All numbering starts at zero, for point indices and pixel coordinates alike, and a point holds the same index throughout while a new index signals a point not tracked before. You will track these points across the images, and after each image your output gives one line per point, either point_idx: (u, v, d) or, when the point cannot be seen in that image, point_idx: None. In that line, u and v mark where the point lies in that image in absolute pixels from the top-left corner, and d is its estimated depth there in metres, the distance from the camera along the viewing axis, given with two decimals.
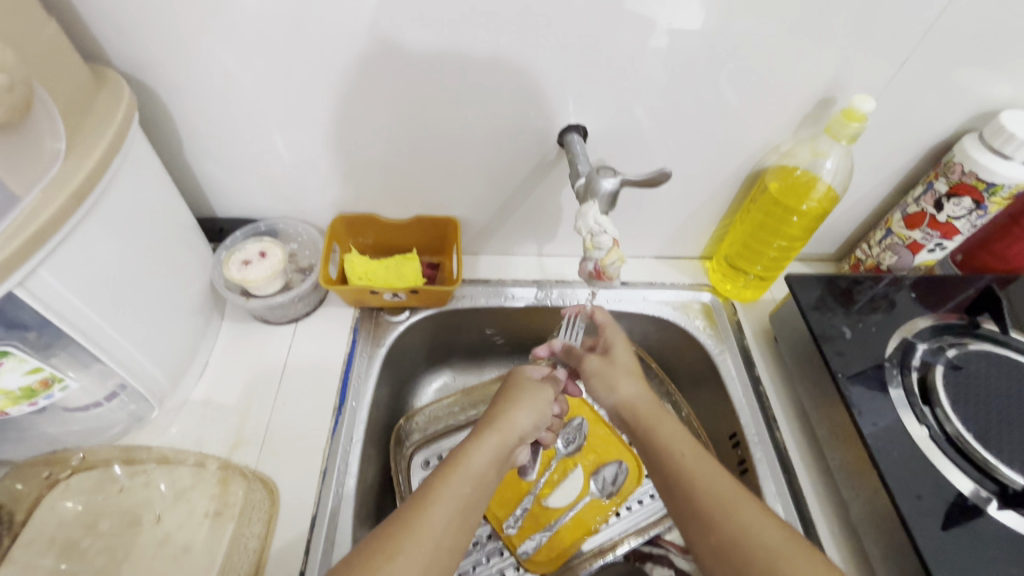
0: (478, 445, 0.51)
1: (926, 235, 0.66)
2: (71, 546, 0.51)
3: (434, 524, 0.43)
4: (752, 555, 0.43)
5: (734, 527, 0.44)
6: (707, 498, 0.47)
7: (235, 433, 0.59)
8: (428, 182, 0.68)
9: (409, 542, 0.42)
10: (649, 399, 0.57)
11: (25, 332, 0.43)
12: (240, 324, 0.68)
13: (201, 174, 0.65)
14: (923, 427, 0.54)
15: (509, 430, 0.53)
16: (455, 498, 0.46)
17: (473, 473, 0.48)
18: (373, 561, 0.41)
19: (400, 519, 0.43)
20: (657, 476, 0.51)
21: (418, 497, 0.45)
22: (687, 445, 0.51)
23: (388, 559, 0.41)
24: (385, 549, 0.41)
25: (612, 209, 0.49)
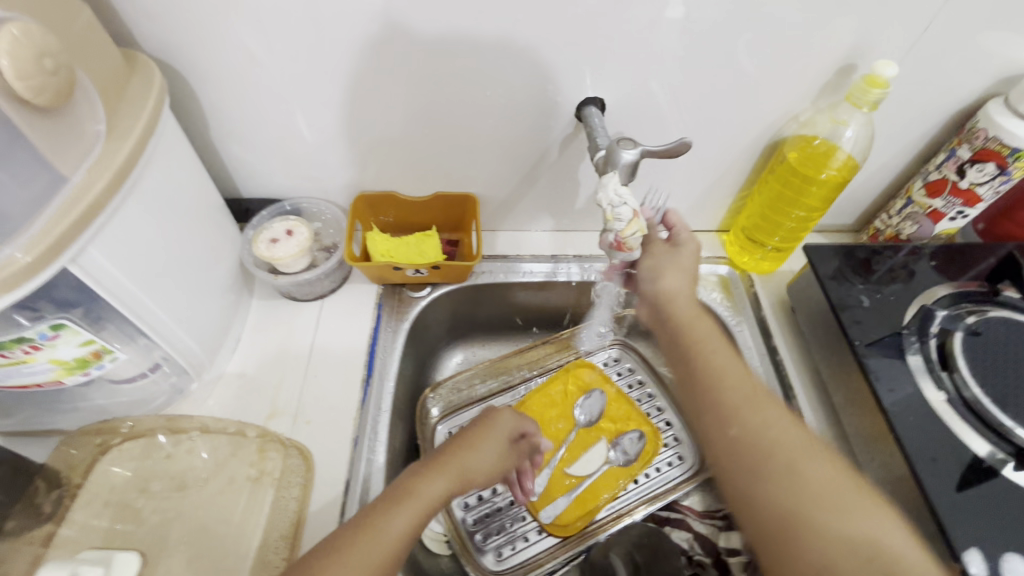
0: (434, 476, 0.51)
1: (947, 202, 0.65)
2: (122, 509, 0.54)
3: (375, 556, 0.44)
4: (766, 450, 0.44)
5: (759, 424, 0.45)
6: (730, 394, 0.47)
7: (270, 404, 0.62)
8: (446, 159, 0.69)
9: (349, 566, 0.43)
10: (687, 292, 0.55)
11: (73, 308, 0.45)
12: (269, 301, 0.70)
13: (227, 156, 0.67)
14: (940, 392, 0.55)
15: (469, 467, 0.54)
16: (399, 531, 0.46)
17: (423, 503, 0.49)
18: (322, 573, 0.42)
19: (342, 545, 0.44)
20: (678, 366, 0.52)
21: (367, 518, 0.46)
22: (716, 345, 0.51)
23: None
24: (329, 566, 0.43)
25: (631, 180, 0.50)
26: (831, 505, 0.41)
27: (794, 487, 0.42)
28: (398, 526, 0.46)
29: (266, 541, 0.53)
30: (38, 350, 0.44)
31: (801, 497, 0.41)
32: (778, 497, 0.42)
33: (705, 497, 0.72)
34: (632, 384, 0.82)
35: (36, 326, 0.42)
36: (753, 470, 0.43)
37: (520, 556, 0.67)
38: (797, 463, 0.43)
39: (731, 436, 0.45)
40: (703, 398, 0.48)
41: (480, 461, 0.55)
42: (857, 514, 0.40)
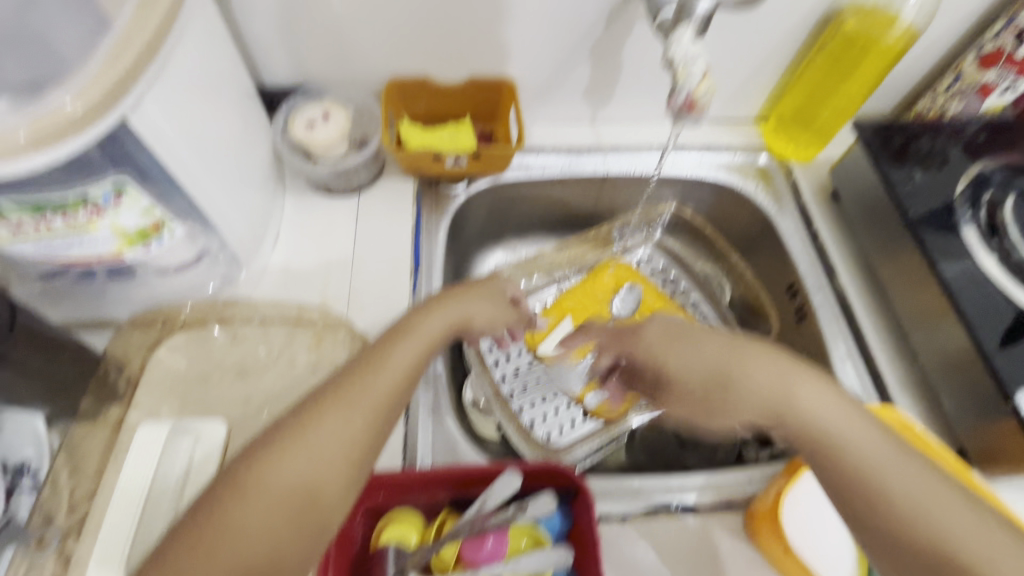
0: (427, 316, 0.50)
1: (1000, 74, 0.64)
2: (187, 395, 0.54)
3: (380, 385, 0.43)
4: (856, 470, 0.44)
5: (822, 432, 0.46)
6: (752, 408, 0.49)
7: (321, 295, 0.61)
8: (484, 36, 0.65)
9: (352, 394, 0.42)
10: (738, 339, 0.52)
11: (146, 175, 0.43)
12: (304, 196, 0.67)
13: (248, 35, 0.62)
14: (992, 255, 0.57)
15: (461, 308, 0.53)
16: (404, 361, 0.46)
17: (424, 340, 0.48)
18: (320, 406, 0.41)
19: (345, 377, 0.43)
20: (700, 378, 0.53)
21: (366, 355, 0.46)
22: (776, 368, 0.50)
23: (336, 408, 0.41)
24: (322, 400, 0.41)
25: (703, 35, 0.48)
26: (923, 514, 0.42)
27: (889, 506, 0.43)
28: (399, 358, 0.46)
29: None
30: (101, 214, 0.42)
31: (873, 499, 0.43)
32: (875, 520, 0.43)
33: None
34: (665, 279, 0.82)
35: (98, 184, 0.40)
36: (866, 506, 0.43)
37: (568, 438, 0.69)
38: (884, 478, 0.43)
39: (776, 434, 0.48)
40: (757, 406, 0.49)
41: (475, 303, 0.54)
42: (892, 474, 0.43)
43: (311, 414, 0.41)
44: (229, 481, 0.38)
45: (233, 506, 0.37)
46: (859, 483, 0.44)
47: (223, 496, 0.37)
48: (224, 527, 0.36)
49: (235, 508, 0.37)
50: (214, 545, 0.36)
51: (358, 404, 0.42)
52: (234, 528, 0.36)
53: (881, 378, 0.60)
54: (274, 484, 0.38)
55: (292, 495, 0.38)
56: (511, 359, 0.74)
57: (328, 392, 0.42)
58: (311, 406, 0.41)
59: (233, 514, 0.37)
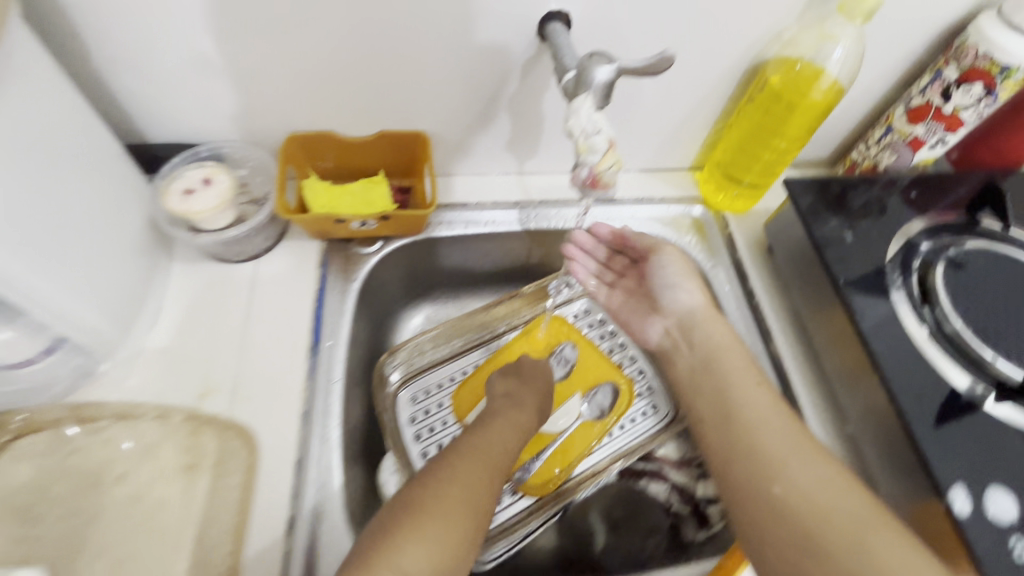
0: (505, 411, 0.60)
1: (929, 129, 0.62)
2: (27, 512, 0.46)
3: (492, 453, 0.53)
4: (818, 512, 0.45)
5: (802, 485, 0.46)
6: (772, 448, 0.49)
7: (202, 381, 0.54)
8: (390, 90, 0.60)
9: (476, 456, 0.52)
10: (711, 308, 0.61)
11: None
12: (193, 265, 0.61)
13: (119, 91, 0.55)
14: (922, 327, 0.53)
15: (539, 401, 0.64)
16: (506, 442, 0.56)
17: (519, 425, 0.59)
18: (428, 487, 0.47)
19: (464, 444, 0.53)
20: (718, 439, 0.53)
21: (475, 429, 0.56)
22: (759, 402, 0.52)
23: (440, 485, 0.47)
24: (445, 467, 0.50)
25: (606, 104, 0.43)
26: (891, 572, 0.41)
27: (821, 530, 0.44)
28: (506, 437, 0.56)
29: (209, 536, 0.47)
30: None
31: (836, 536, 0.43)
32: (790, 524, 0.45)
33: (681, 446, 0.70)
34: (603, 335, 0.78)
35: None
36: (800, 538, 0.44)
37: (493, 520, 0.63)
38: (861, 534, 0.43)
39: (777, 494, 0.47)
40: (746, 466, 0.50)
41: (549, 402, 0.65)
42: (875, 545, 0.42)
43: (428, 493, 0.47)
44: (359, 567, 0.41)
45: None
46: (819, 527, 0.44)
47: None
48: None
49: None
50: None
51: (479, 467, 0.51)
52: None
53: None
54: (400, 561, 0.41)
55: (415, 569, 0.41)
56: (434, 431, 0.67)
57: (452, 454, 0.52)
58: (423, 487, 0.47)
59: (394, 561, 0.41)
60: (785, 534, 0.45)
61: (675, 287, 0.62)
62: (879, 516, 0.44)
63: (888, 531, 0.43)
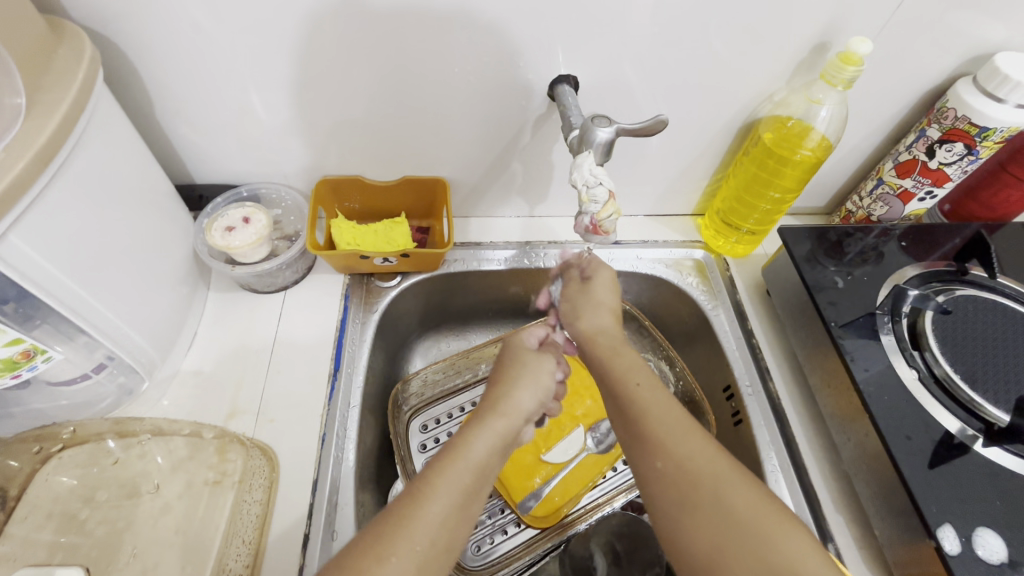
0: (465, 459, 0.44)
1: (916, 182, 0.66)
2: (70, 519, 0.50)
3: (435, 516, 0.40)
4: (692, 487, 0.40)
5: (674, 449, 0.42)
6: (658, 423, 0.44)
7: (230, 403, 0.58)
8: (415, 140, 0.66)
9: (407, 533, 0.39)
10: (615, 330, 0.55)
11: (3, 304, 0.42)
12: (228, 294, 0.66)
13: (175, 138, 0.62)
14: (912, 370, 0.55)
15: (508, 426, 0.48)
16: (457, 486, 0.42)
17: (478, 462, 0.45)
18: (361, 564, 0.37)
19: (398, 509, 0.40)
20: (609, 402, 0.49)
21: (419, 483, 0.42)
22: (648, 388, 0.47)
23: (379, 562, 0.37)
24: (383, 537, 0.39)
25: (606, 160, 0.48)
26: (758, 529, 0.38)
27: (721, 511, 0.39)
28: (457, 477, 0.43)
29: (229, 549, 0.50)
30: None
31: (729, 523, 0.38)
32: (705, 527, 0.39)
33: None
34: None
35: None
36: (679, 502, 0.40)
37: (499, 550, 0.66)
38: (723, 490, 0.40)
39: (658, 469, 0.42)
40: (635, 436, 0.45)
41: (525, 400, 0.51)
42: (778, 538, 0.37)
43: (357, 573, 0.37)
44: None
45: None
46: (707, 511, 0.39)
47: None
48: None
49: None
50: None
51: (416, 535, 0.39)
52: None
53: (817, 495, 0.57)
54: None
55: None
56: None
57: (392, 515, 0.40)
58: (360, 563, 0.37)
59: None
60: (689, 543, 0.39)
61: (572, 318, 0.59)
62: (775, 510, 0.39)
63: (794, 534, 0.38)
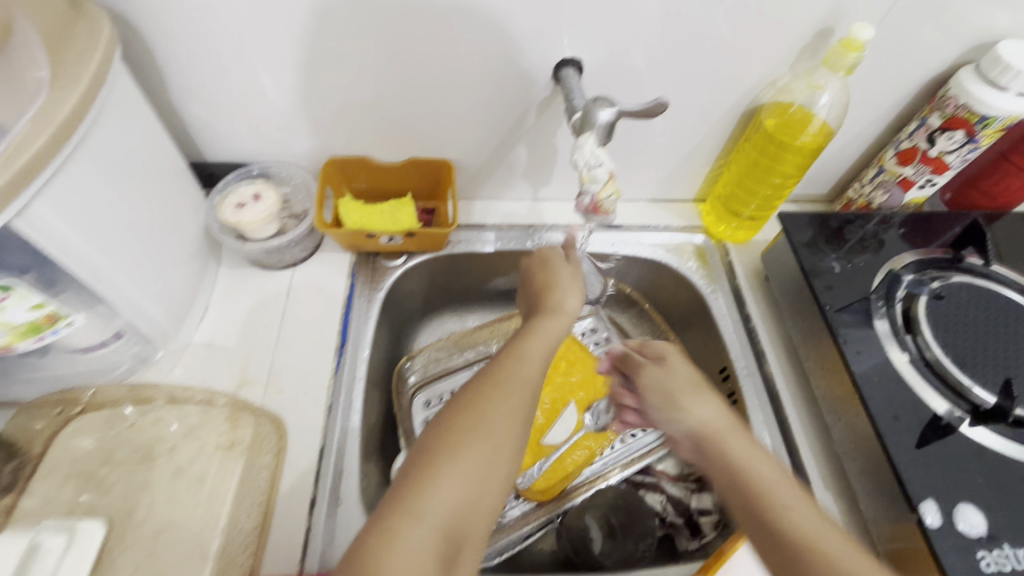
0: (538, 333, 0.51)
1: (917, 170, 0.66)
2: (87, 479, 0.52)
3: (526, 374, 0.47)
4: None
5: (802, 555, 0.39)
6: (815, 540, 0.39)
7: (240, 373, 0.60)
8: (422, 121, 0.67)
9: (509, 378, 0.46)
10: (731, 427, 0.48)
11: (25, 273, 0.43)
12: (238, 270, 0.68)
13: (187, 116, 0.63)
14: (903, 354, 0.57)
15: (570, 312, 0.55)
16: (536, 354, 0.49)
17: (548, 339, 0.52)
18: (479, 403, 0.44)
19: (492, 370, 0.47)
20: (750, 524, 0.42)
21: (504, 352, 0.49)
22: (798, 507, 0.41)
23: (493, 399, 0.44)
24: (489, 384, 0.45)
25: (608, 141, 0.49)
26: None
27: None
28: (534, 348, 0.50)
29: (238, 511, 0.52)
30: None
31: None
32: None
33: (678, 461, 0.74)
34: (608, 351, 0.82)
35: None
36: None
37: (497, 520, 0.68)
38: None
39: None
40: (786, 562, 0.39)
41: (574, 294, 0.57)
42: None
43: (471, 409, 0.43)
44: (399, 500, 0.38)
45: (400, 530, 0.37)
46: None
47: (390, 522, 0.37)
48: (398, 547, 0.36)
49: (418, 525, 0.37)
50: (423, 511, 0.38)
51: (516, 387, 0.45)
52: (416, 540, 0.36)
53: (806, 474, 0.59)
54: (437, 495, 0.39)
55: (455, 501, 0.39)
56: None
57: (486, 378, 0.46)
58: (467, 417, 0.43)
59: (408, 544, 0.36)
60: None
61: (676, 413, 0.50)
62: None
63: None
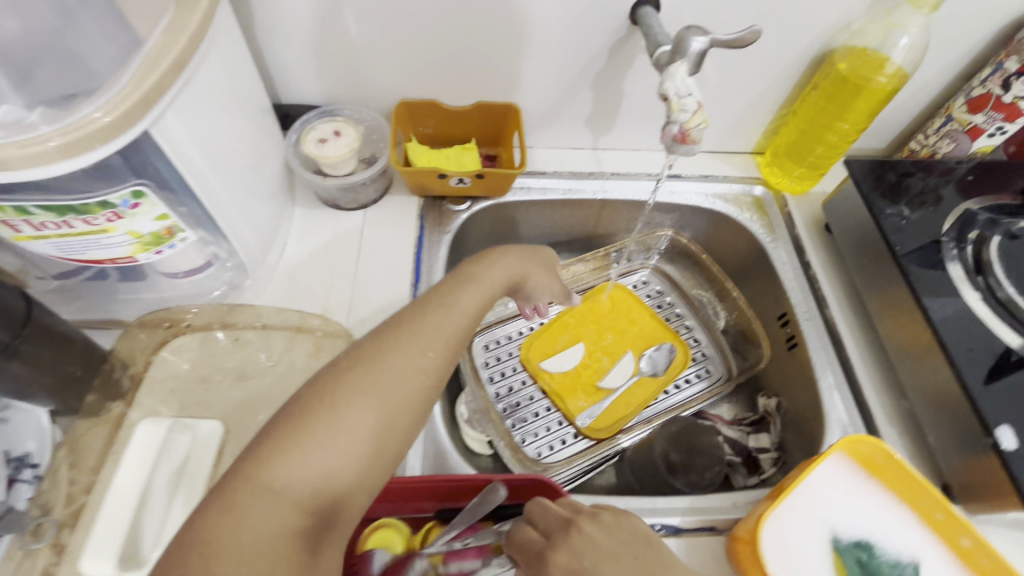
0: (451, 303, 0.44)
1: (988, 118, 0.66)
2: (188, 395, 0.55)
3: (417, 346, 0.40)
4: None
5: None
6: None
7: (322, 304, 0.63)
8: (494, 63, 0.68)
9: (395, 352, 0.40)
10: None
11: (163, 183, 0.45)
12: (311, 210, 0.70)
13: (267, 55, 0.65)
14: (977, 292, 0.58)
15: (494, 287, 0.48)
16: (439, 323, 0.42)
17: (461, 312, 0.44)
18: (349, 375, 0.38)
19: (381, 339, 0.40)
20: None
21: (399, 317, 0.42)
22: None
23: (367, 371, 0.38)
24: (374, 354, 0.39)
25: (697, 72, 0.50)
26: None
27: None
28: (446, 320, 0.43)
29: None
30: (119, 219, 0.44)
31: None
32: None
33: (733, 408, 0.76)
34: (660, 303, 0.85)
35: (118, 192, 0.42)
36: None
37: (558, 456, 0.71)
38: None
39: None
40: None
41: (501, 270, 0.49)
42: None
43: (358, 374, 0.38)
44: (249, 465, 0.34)
45: (244, 499, 0.33)
46: None
47: (245, 481, 0.34)
48: (237, 515, 0.32)
49: (272, 496, 0.33)
50: (262, 498, 0.33)
51: (401, 364, 0.39)
52: (263, 514, 0.33)
53: (870, 411, 0.60)
54: (291, 474, 0.34)
55: (316, 474, 0.35)
56: (506, 375, 0.76)
57: (363, 348, 0.40)
58: (332, 389, 0.37)
59: (243, 526, 0.32)
60: None
61: None
62: None
63: None
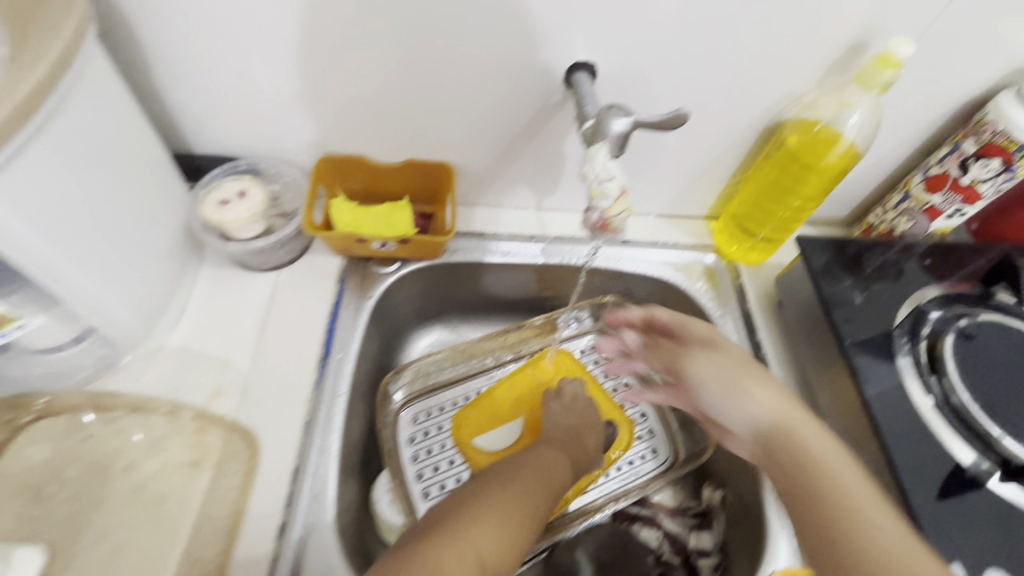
0: (535, 462, 0.57)
1: (946, 199, 0.62)
2: (36, 493, 0.48)
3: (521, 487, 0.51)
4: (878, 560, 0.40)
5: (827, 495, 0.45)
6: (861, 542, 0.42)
7: (214, 382, 0.56)
8: (424, 121, 0.63)
9: (505, 490, 0.50)
10: (791, 410, 0.51)
11: None
12: (220, 270, 0.64)
13: (173, 104, 0.60)
14: (928, 397, 0.53)
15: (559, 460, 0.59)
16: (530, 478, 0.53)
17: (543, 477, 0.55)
18: (469, 501, 0.48)
19: (491, 480, 0.51)
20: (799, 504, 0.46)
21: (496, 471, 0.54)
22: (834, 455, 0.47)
23: (481, 501, 0.47)
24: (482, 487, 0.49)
25: (621, 154, 0.46)
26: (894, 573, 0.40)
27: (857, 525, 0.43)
28: (531, 474, 0.54)
29: (201, 535, 0.48)
30: None
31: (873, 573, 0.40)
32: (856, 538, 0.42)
33: (677, 493, 0.69)
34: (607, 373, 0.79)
35: None
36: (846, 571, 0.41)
37: None
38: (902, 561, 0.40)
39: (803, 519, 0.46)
40: (827, 505, 0.45)
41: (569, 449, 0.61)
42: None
43: (476, 499, 0.48)
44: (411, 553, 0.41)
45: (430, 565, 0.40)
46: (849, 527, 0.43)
47: (411, 557, 0.41)
48: None
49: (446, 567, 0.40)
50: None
51: (513, 495, 0.49)
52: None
53: None
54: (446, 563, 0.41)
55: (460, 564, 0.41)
56: (432, 454, 0.69)
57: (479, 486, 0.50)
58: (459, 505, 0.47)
59: None
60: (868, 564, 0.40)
61: (738, 402, 0.52)
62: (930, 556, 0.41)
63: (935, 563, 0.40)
